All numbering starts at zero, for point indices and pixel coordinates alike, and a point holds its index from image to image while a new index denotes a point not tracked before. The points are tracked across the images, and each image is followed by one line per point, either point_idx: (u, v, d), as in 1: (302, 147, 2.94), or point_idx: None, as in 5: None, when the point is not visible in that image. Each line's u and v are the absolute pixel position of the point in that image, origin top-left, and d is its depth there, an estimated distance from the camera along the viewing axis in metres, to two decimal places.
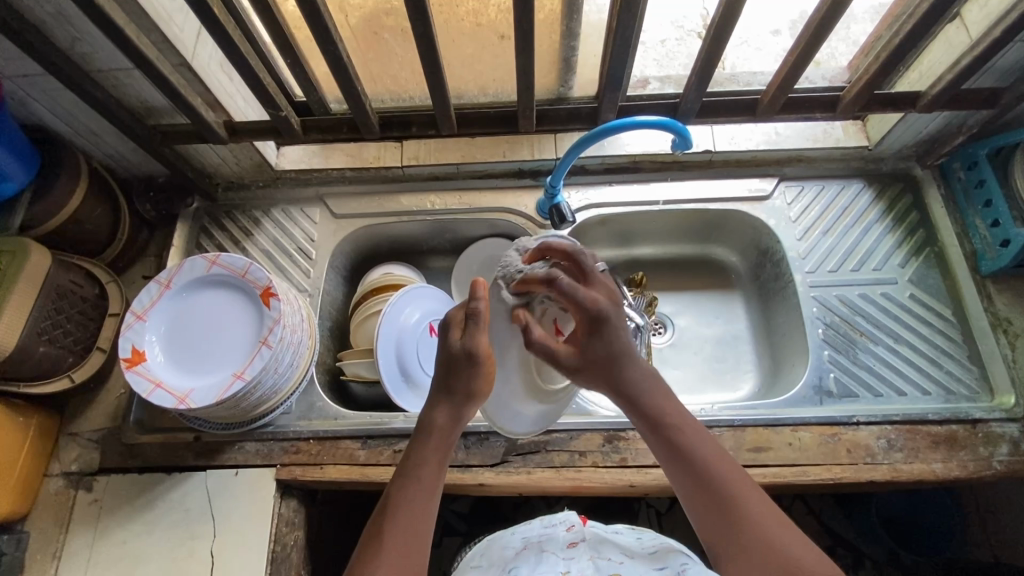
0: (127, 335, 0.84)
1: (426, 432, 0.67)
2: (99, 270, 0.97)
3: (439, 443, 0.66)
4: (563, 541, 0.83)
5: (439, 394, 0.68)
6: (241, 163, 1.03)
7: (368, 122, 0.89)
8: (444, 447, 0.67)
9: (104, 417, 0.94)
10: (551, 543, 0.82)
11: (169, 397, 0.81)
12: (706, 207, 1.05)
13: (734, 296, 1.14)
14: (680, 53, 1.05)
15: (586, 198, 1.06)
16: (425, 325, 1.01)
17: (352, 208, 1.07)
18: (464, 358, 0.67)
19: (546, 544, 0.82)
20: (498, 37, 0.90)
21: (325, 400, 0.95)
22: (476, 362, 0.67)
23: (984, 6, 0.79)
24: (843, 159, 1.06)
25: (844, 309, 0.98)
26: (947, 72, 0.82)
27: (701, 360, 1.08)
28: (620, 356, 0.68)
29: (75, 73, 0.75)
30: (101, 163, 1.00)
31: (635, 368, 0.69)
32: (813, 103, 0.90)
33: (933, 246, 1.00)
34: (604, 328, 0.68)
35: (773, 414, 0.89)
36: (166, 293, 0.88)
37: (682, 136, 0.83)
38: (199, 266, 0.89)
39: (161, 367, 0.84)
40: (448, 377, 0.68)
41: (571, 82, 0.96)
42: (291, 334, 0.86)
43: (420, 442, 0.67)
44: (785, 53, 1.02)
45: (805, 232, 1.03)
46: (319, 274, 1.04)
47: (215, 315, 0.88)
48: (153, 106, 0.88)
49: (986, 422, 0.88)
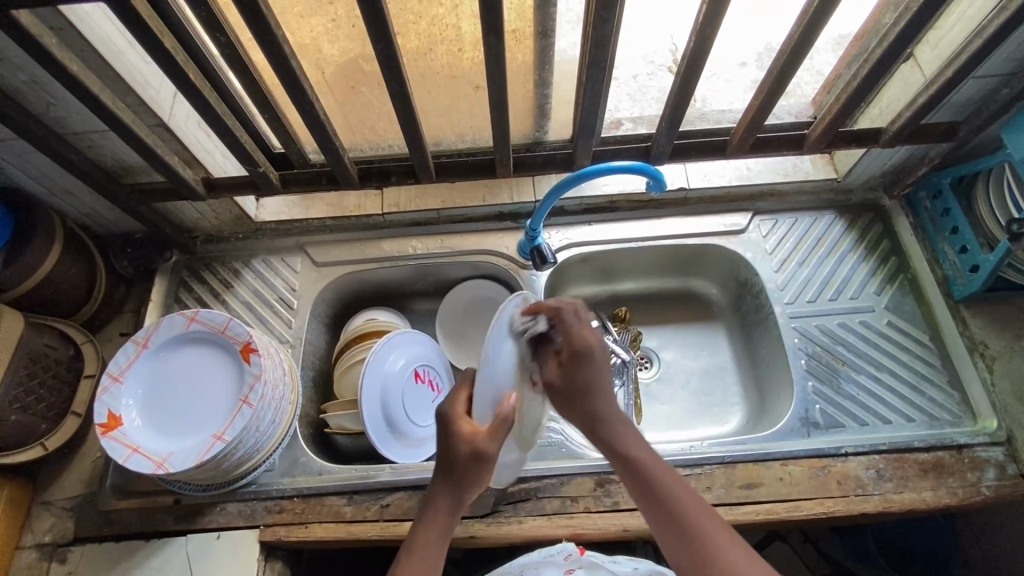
0: (103, 399, 0.82)
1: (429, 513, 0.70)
2: (74, 330, 0.94)
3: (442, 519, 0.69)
4: (559, 567, 0.78)
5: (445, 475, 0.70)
6: (220, 216, 1.03)
7: (346, 172, 0.89)
8: (448, 531, 0.69)
9: (79, 483, 0.91)
10: (548, 568, 0.78)
11: (148, 464, 0.79)
12: (684, 242, 1.08)
13: (716, 328, 1.14)
14: (652, 87, 1.08)
15: (565, 238, 1.08)
16: (410, 371, 1.00)
17: (333, 256, 1.08)
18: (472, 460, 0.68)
19: (542, 570, 0.78)
20: (473, 87, 0.92)
21: (309, 455, 0.93)
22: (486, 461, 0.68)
23: (935, 46, 0.81)
24: (814, 192, 1.09)
25: (824, 339, 0.99)
26: (905, 109, 0.85)
27: (688, 395, 1.08)
28: (594, 387, 0.69)
29: (48, 136, 0.75)
30: (78, 221, 0.98)
31: (607, 407, 0.70)
32: (781, 141, 0.91)
33: (905, 273, 1.03)
34: (596, 372, 0.70)
35: (762, 449, 0.89)
36: (143, 351, 0.86)
37: (656, 179, 0.86)
38: (174, 322, 0.87)
39: (138, 428, 0.82)
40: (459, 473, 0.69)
41: (546, 127, 0.98)
42: (272, 391, 0.84)
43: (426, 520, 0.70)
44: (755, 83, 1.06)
45: (781, 263, 1.05)
46: (301, 325, 1.03)
47: (194, 372, 0.87)
48: (129, 165, 0.87)
49: (971, 447, 0.88)
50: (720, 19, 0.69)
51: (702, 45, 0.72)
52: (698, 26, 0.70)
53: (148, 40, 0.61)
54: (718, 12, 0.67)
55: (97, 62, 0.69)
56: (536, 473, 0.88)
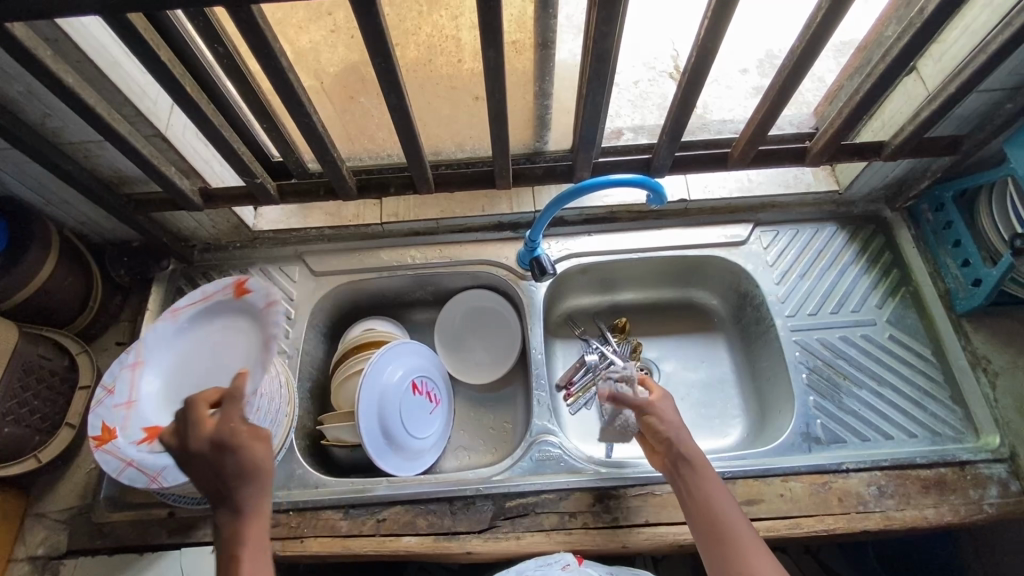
0: (149, 332, 0.85)
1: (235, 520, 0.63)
2: (69, 341, 0.94)
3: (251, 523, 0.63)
4: None
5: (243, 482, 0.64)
6: (218, 225, 1.03)
7: (344, 183, 0.87)
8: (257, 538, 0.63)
9: (72, 495, 0.90)
10: None
11: (144, 437, 0.79)
12: (684, 253, 1.07)
13: (717, 339, 1.13)
14: (653, 92, 1.08)
15: (565, 248, 1.07)
16: (408, 383, 0.99)
17: (332, 265, 1.07)
18: (217, 451, 0.63)
19: None
20: (473, 98, 0.92)
21: (305, 468, 0.92)
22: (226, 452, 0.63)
23: (937, 60, 0.81)
24: (816, 203, 1.08)
25: (826, 352, 0.98)
26: (908, 122, 0.84)
27: (688, 406, 1.07)
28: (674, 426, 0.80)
29: (44, 147, 0.74)
30: (74, 230, 0.98)
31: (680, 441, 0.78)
32: (783, 154, 0.90)
33: (907, 286, 1.02)
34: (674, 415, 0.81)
35: (763, 465, 0.88)
36: (203, 305, 0.88)
37: (656, 192, 0.86)
38: (231, 289, 0.89)
39: (157, 384, 0.84)
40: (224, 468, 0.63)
41: (546, 137, 0.96)
42: (269, 403, 0.84)
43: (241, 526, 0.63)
44: (755, 89, 1.06)
45: (782, 275, 1.04)
46: (298, 335, 1.03)
47: (226, 347, 0.88)
48: (126, 175, 0.87)
49: (974, 464, 0.88)
50: (720, 37, 0.68)
51: (701, 63, 0.72)
52: (699, 44, 0.70)
53: (144, 54, 0.61)
54: (718, 29, 0.67)
55: (93, 74, 0.68)
56: (534, 487, 0.87)
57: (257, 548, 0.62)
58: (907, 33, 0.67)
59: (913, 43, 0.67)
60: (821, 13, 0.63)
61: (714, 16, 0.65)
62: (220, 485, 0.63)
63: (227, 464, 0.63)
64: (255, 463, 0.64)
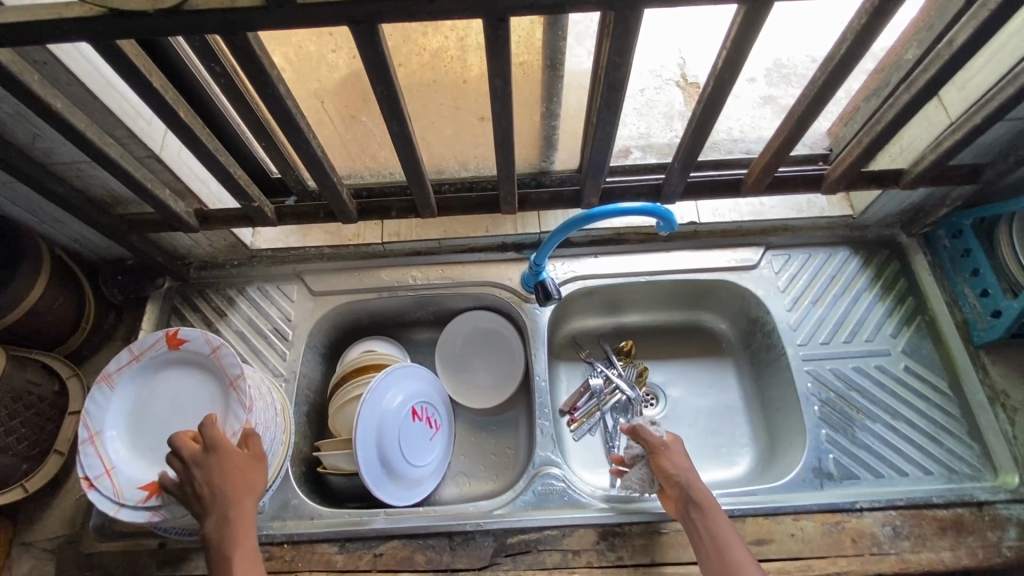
0: (89, 404, 0.78)
1: (226, 523, 0.70)
2: (59, 364, 0.91)
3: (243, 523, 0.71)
4: None
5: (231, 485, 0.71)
6: (214, 244, 1.00)
7: (342, 206, 0.83)
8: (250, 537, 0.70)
9: (62, 522, 0.88)
10: None
11: (143, 496, 0.75)
12: (693, 277, 1.04)
13: (725, 364, 1.10)
14: (659, 100, 1.06)
15: (571, 270, 1.05)
16: (408, 410, 0.96)
17: (331, 285, 1.04)
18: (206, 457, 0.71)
19: None
20: (478, 119, 0.89)
21: (301, 497, 0.89)
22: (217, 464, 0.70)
23: (961, 88, 0.78)
24: (829, 227, 1.05)
25: (838, 383, 0.95)
26: (929, 151, 0.81)
27: (694, 435, 1.04)
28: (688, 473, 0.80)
29: (34, 170, 0.72)
30: (66, 248, 0.95)
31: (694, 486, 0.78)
32: (798, 181, 0.87)
33: (923, 315, 0.99)
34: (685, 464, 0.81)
35: (773, 502, 0.85)
36: (138, 364, 0.81)
37: (667, 220, 0.83)
38: (166, 342, 0.82)
39: (122, 448, 0.78)
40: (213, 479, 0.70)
41: (552, 157, 0.92)
42: (263, 432, 0.80)
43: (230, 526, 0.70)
44: (762, 99, 1.03)
45: (794, 302, 1.01)
46: (295, 357, 1.00)
47: (182, 395, 0.82)
48: (120, 195, 0.84)
49: (992, 504, 0.85)
50: (726, 96, 0.65)
51: (708, 114, 0.68)
52: (705, 97, 0.66)
53: (135, 81, 0.58)
54: (724, 88, 0.63)
55: (83, 96, 0.65)
56: (536, 523, 0.84)
57: (248, 549, 0.69)
58: (933, 64, 0.64)
59: (939, 75, 0.64)
60: (845, 45, 0.60)
61: (720, 75, 0.62)
62: (204, 491, 0.70)
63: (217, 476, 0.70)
64: (238, 472, 0.72)
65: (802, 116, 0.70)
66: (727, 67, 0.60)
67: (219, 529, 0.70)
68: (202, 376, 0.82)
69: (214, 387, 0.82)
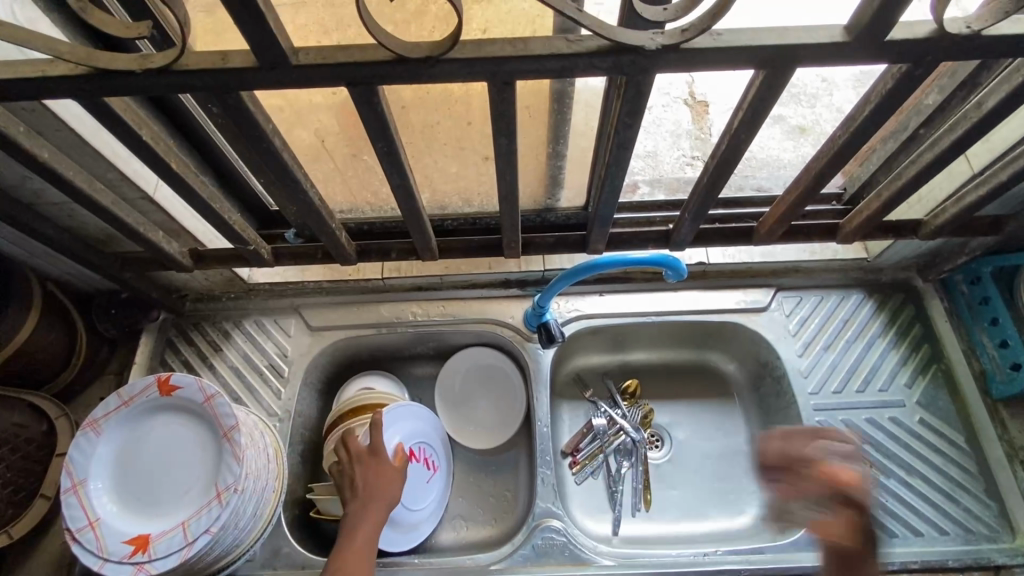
0: (74, 452, 0.76)
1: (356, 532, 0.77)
2: (48, 403, 0.88)
3: (359, 536, 0.77)
4: None
5: (372, 490, 0.81)
6: (210, 278, 0.98)
7: (342, 249, 0.81)
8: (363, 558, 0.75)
9: (48, 567, 0.85)
10: None
11: (127, 550, 0.73)
12: (701, 319, 1.01)
13: (733, 407, 1.07)
14: (666, 119, 1.02)
15: (575, 308, 1.02)
16: (405, 451, 0.94)
17: (329, 320, 1.02)
18: (371, 458, 0.83)
19: None
20: (482, 157, 0.87)
21: (293, 545, 0.87)
22: (371, 466, 0.83)
23: (985, 140, 0.75)
24: (842, 269, 1.02)
25: (851, 435, 0.92)
26: (949, 204, 0.78)
27: (700, 481, 1.00)
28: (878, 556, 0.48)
29: (24, 213, 0.70)
30: (58, 281, 0.93)
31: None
32: (811, 229, 0.84)
33: (938, 363, 0.96)
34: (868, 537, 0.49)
35: (781, 562, 0.82)
36: (127, 409, 0.79)
37: (675, 269, 0.80)
38: (155, 387, 0.80)
39: (107, 496, 0.76)
40: (368, 479, 0.82)
41: (558, 194, 0.92)
42: (253, 482, 0.78)
43: (356, 534, 0.77)
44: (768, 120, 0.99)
45: (805, 347, 0.98)
46: (291, 395, 0.97)
47: (172, 443, 0.80)
48: (113, 233, 0.82)
49: (1009, 569, 0.81)
50: (739, 157, 0.63)
51: (720, 173, 0.66)
52: (717, 156, 0.64)
53: (124, 134, 0.56)
54: (738, 148, 0.61)
55: (74, 143, 0.63)
56: None
57: (356, 572, 0.74)
58: (959, 125, 0.62)
59: (966, 136, 0.61)
60: (868, 107, 0.57)
61: (732, 137, 0.59)
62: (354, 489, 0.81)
63: (365, 478, 0.82)
64: (382, 481, 0.82)
65: (819, 172, 0.67)
66: (740, 130, 0.58)
67: (351, 529, 0.78)
68: (191, 422, 0.80)
69: (203, 434, 0.80)
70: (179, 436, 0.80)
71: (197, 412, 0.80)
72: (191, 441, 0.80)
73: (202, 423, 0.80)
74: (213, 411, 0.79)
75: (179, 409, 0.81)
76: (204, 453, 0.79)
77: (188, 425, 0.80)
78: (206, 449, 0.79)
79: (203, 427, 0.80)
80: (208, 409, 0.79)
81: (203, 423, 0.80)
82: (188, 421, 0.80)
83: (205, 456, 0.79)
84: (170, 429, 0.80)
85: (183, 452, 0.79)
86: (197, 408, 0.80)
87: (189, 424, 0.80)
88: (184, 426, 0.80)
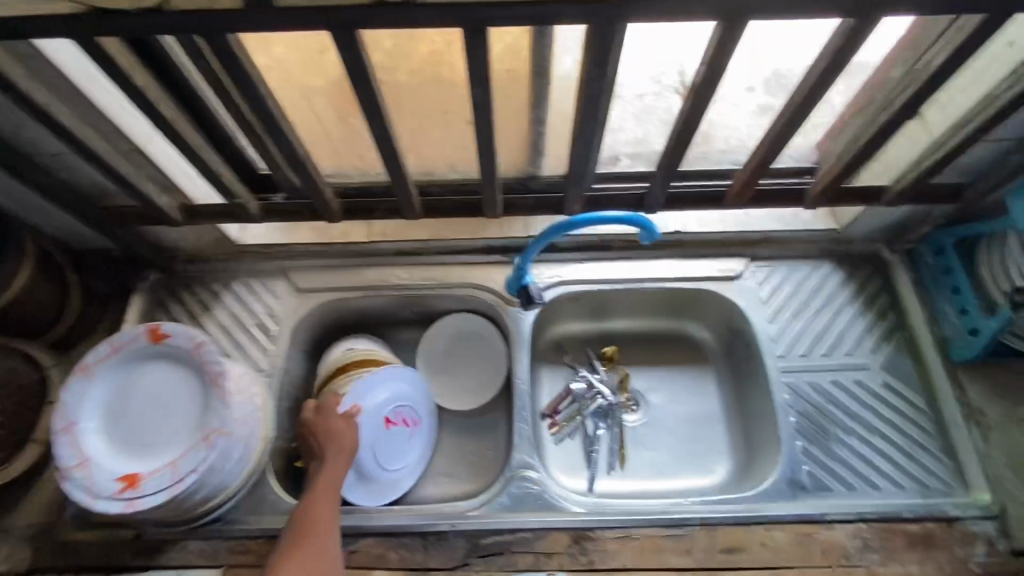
0: (67, 395, 0.80)
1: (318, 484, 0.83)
2: (41, 353, 0.92)
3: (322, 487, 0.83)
4: None
5: (328, 447, 0.86)
6: (201, 238, 1.01)
7: (328, 205, 0.85)
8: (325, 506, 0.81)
9: (38, 511, 0.88)
10: None
11: (118, 487, 0.76)
12: (678, 286, 1.05)
13: (706, 373, 1.09)
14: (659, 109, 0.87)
15: (556, 275, 1.06)
16: (380, 419, 0.95)
17: (317, 282, 1.05)
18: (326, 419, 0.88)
19: None
20: (465, 122, 0.89)
21: (277, 493, 0.89)
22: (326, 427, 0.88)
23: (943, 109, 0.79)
24: (813, 241, 1.06)
25: (817, 396, 0.96)
26: (909, 171, 0.82)
27: (674, 442, 1.04)
28: None
29: (21, 161, 0.73)
30: (52, 238, 0.96)
31: None
32: (779, 195, 0.89)
33: (902, 330, 1.00)
34: None
35: (745, 512, 0.87)
36: (117, 356, 0.82)
37: (647, 229, 0.84)
38: (146, 335, 0.83)
39: (98, 438, 0.79)
40: (324, 440, 0.87)
41: (540, 162, 0.94)
42: (241, 429, 0.81)
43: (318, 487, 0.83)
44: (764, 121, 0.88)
45: (776, 314, 1.02)
46: (278, 353, 1.00)
47: (160, 389, 0.83)
48: (106, 188, 0.85)
49: (960, 519, 0.86)
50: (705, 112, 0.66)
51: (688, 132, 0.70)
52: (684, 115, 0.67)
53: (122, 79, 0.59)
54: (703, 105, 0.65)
55: (71, 91, 0.66)
56: (510, 525, 0.86)
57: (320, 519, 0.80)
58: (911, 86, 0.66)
59: None
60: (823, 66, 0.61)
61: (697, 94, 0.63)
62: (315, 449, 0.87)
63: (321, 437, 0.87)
64: (337, 439, 0.87)
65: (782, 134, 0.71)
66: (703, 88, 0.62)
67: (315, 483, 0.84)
68: (180, 370, 0.83)
69: (190, 381, 0.83)
70: (168, 383, 0.83)
71: (186, 359, 0.83)
72: (179, 387, 0.83)
73: (190, 370, 0.83)
74: (201, 359, 0.82)
75: (168, 357, 0.83)
76: (192, 398, 0.82)
77: (176, 373, 0.83)
78: (193, 395, 0.82)
79: (192, 374, 0.83)
80: (197, 356, 0.82)
81: (191, 370, 0.83)
82: (177, 368, 0.83)
83: (194, 401, 0.82)
84: (158, 376, 0.83)
85: (171, 397, 0.82)
86: (185, 355, 0.83)
87: (177, 371, 0.83)
88: (172, 374, 0.83)
